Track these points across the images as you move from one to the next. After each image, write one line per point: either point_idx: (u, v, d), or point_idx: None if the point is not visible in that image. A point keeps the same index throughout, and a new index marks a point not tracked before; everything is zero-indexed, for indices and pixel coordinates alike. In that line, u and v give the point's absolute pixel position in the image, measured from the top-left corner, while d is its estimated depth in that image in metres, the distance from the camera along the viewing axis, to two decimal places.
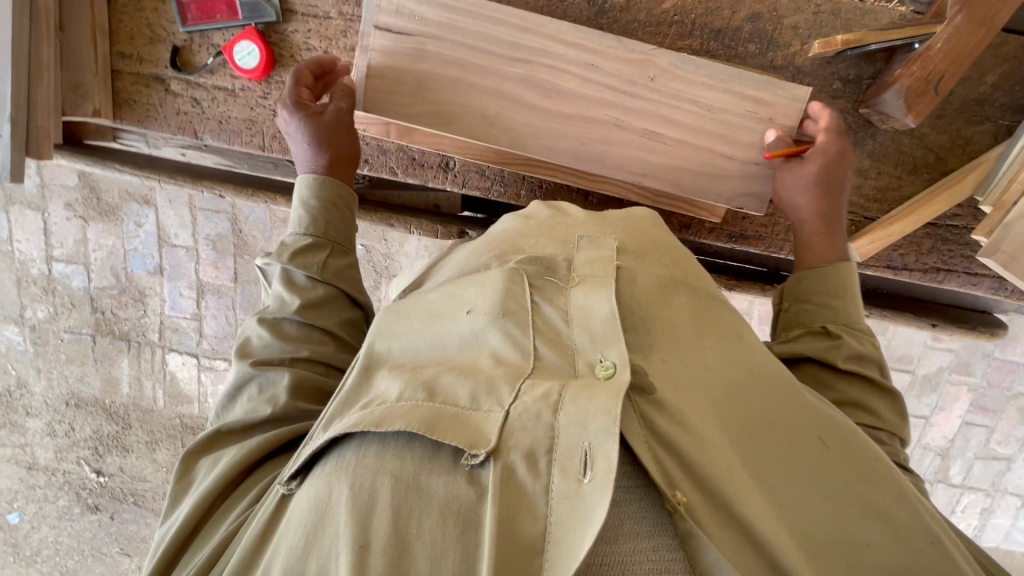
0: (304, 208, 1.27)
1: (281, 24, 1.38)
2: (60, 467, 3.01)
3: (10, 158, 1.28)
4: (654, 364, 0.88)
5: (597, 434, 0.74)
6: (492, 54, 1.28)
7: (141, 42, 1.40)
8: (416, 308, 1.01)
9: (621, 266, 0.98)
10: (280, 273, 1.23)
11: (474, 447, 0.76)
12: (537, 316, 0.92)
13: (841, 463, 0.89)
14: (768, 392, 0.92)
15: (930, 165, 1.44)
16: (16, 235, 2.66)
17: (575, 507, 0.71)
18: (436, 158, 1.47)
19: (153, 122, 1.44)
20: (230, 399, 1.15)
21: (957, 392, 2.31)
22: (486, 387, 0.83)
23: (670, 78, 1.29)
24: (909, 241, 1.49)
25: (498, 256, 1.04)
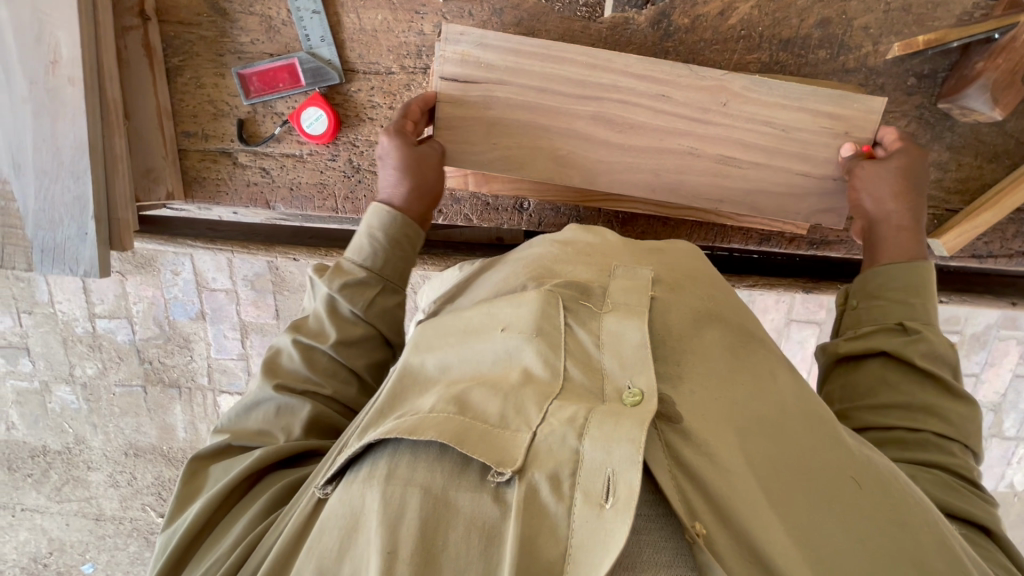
0: (369, 237, 1.20)
1: (344, 84, 1.36)
2: (127, 515, 3.14)
3: (95, 254, 1.28)
4: (686, 399, 0.89)
5: (621, 460, 0.71)
6: (561, 95, 1.26)
7: (205, 119, 1.38)
8: (454, 326, 1.01)
9: (655, 295, 1.01)
10: (325, 297, 1.18)
11: (501, 466, 0.72)
12: (569, 337, 0.91)
13: (877, 503, 0.86)
14: (798, 429, 0.91)
15: (1011, 149, 1.42)
16: (56, 297, 2.66)
17: (592, 532, 0.67)
18: (510, 201, 1.49)
19: (224, 198, 1.43)
20: (245, 411, 1.13)
21: (1007, 347, 2.32)
22: (515, 406, 0.80)
23: (743, 102, 1.26)
24: (993, 228, 1.47)
25: (533, 275, 1.07)
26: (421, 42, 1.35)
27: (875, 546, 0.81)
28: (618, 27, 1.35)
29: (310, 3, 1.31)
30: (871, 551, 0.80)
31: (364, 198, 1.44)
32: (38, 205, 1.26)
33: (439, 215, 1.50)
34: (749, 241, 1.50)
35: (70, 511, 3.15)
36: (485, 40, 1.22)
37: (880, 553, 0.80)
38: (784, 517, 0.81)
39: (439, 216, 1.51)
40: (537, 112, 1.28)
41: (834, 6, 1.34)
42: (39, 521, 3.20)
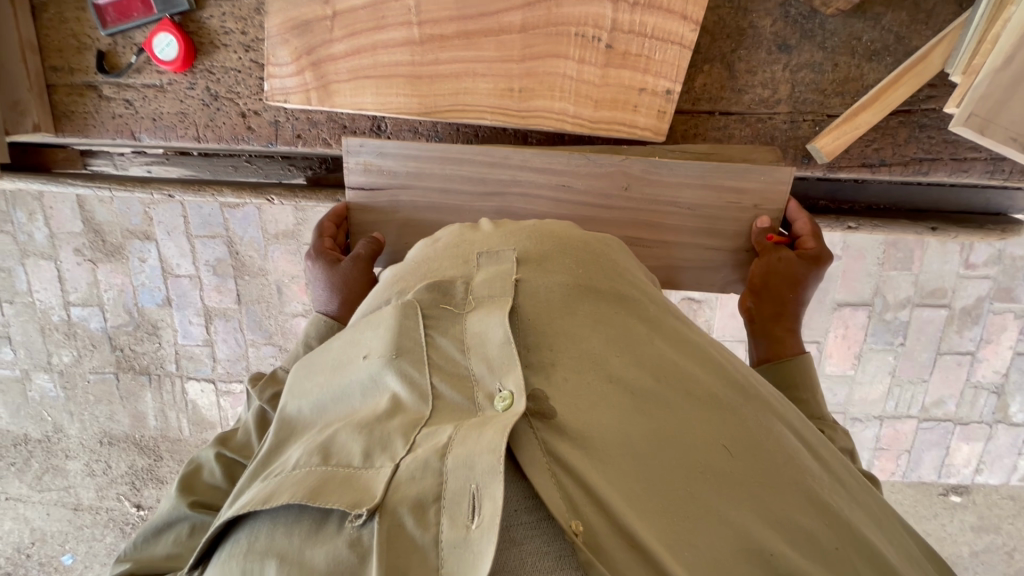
0: (304, 347, 1.20)
1: (196, 12, 1.38)
2: (103, 505, 3.09)
3: None
4: (557, 388, 0.78)
5: (483, 473, 0.64)
6: (464, 193, 1.36)
7: (69, 53, 1.43)
8: (319, 357, 0.90)
9: (520, 277, 0.91)
10: (257, 412, 1.17)
11: (356, 507, 0.65)
12: (431, 350, 0.82)
13: (751, 468, 0.79)
14: (673, 401, 0.82)
15: (891, 46, 1.32)
16: (34, 286, 2.71)
17: (460, 560, 0.60)
18: (367, 121, 1.43)
19: (92, 130, 1.47)
20: (154, 535, 1.00)
21: (1004, 322, 2.17)
22: (380, 440, 0.72)
23: (645, 184, 1.32)
24: (883, 133, 1.36)
25: (396, 286, 0.96)
26: None
27: (770, 524, 0.75)
28: None
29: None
30: (765, 529, 0.75)
31: (224, 125, 1.44)
32: None
33: (297, 139, 1.45)
34: None
35: (50, 499, 3.12)
36: (383, 149, 1.35)
37: (775, 532, 0.75)
38: (675, 508, 0.73)
39: (297, 141, 1.45)
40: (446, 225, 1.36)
41: None
42: (23, 510, 3.18)
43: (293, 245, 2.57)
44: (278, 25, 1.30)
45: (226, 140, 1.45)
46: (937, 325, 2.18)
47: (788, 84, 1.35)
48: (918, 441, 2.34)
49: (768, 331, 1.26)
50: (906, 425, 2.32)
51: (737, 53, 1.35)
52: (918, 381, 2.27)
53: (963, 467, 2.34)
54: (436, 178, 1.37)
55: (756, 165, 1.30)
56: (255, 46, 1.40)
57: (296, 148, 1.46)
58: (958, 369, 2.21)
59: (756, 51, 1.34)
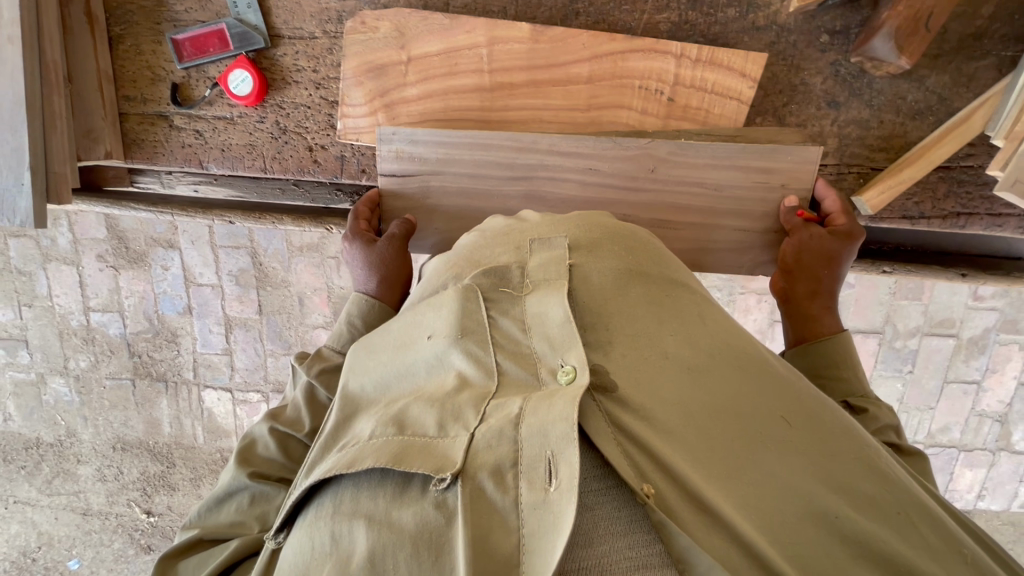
0: (348, 327, 1.20)
1: (270, 49, 1.44)
2: (113, 511, 3.05)
3: (32, 203, 1.34)
4: (617, 364, 0.82)
5: (558, 440, 0.67)
6: (492, 177, 1.32)
7: (143, 83, 1.48)
8: (382, 337, 0.96)
9: (573, 262, 0.94)
10: (305, 388, 1.13)
11: (439, 471, 0.69)
12: (494, 331, 0.87)
13: (807, 437, 0.81)
14: (727, 373, 0.85)
15: (934, 106, 1.40)
16: (55, 290, 2.73)
17: (541, 518, 0.64)
18: None
19: (162, 158, 1.51)
20: (218, 504, 1.03)
21: (1008, 352, 2.21)
22: (451, 412, 0.77)
23: (669, 167, 1.30)
24: (923, 187, 1.43)
25: (453, 272, 1.00)
26: (341, 7, 1.42)
27: (834, 491, 0.76)
28: None
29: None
30: (828, 493, 0.75)
31: (290, 159, 1.49)
32: None
33: (363, 175, 1.50)
34: None
35: (58, 504, 3.07)
36: (416, 137, 1.31)
37: (840, 498, 0.75)
38: (740, 476, 0.74)
39: (363, 176, 1.50)
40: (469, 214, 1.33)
41: None
42: (29, 514, 3.11)
43: (316, 257, 2.59)
44: (353, 68, 1.35)
45: (292, 173, 1.50)
46: (943, 354, 2.24)
47: (835, 138, 1.43)
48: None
49: (801, 313, 1.21)
50: None
51: (788, 107, 1.42)
52: (925, 408, 2.33)
53: (967, 492, 2.40)
54: (463, 165, 1.33)
55: (785, 146, 1.29)
56: (325, 84, 1.45)
57: (360, 182, 1.51)
58: (963, 398, 2.27)
59: (807, 105, 1.41)
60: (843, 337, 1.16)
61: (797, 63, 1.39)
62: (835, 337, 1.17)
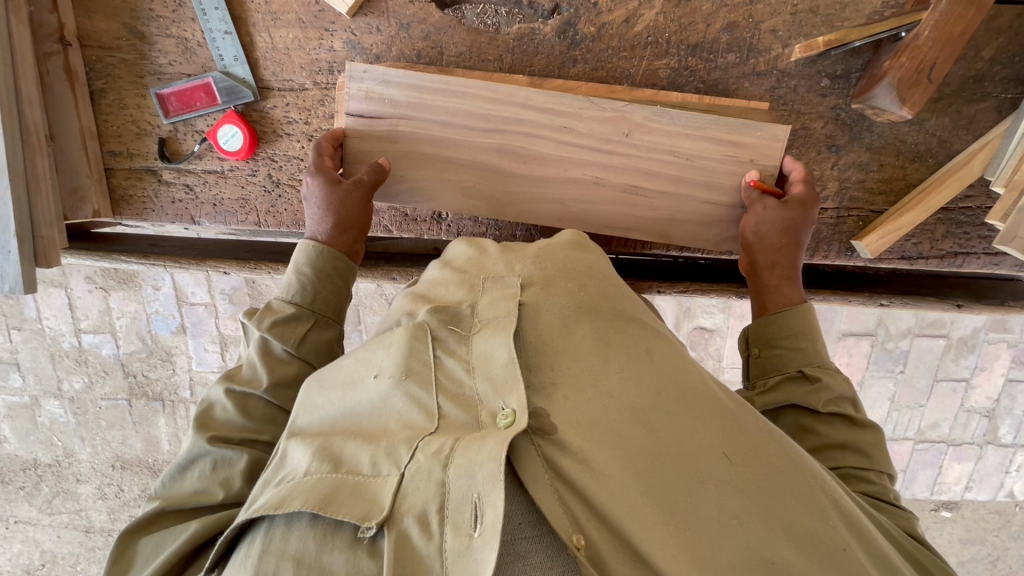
0: (297, 276, 1.20)
1: (259, 102, 1.39)
2: (116, 527, 3.02)
3: (20, 271, 1.31)
4: (561, 409, 0.76)
5: (484, 483, 0.66)
6: (462, 127, 1.26)
7: (128, 138, 1.43)
8: (332, 369, 0.89)
9: (524, 300, 0.86)
10: (257, 342, 1.15)
11: (365, 520, 0.68)
12: (439, 371, 0.81)
13: (755, 477, 0.75)
14: (676, 411, 0.78)
15: (934, 148, 1.39)
16: (44, 313, 2.64)
17: (463, 565, 0.63)
18: (428, 211, 1.46)
19: (151, 213, 1.47)
20: (180, 472, 1.04)
21: (997, 351, 2.22)
22: (386, 449, 0.74)
23: (644, 131, 1.26)
24: (922, 229, 1.44)
25: (406, 305, 0.93)
26: (332, 58, 1.37)
27: (779, 533, 0.72)
28: (525, 37, 1.35)
29: (214, 7, 1.33)
30: (770, 538, 0.71)
31: (285, 212, 1.47)
32: None
33: None
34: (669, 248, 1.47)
35: (60, 522, 3.04)
36: (388, 76, 1.24)
37: (786, 541, 0.72)
38: (683, 521, 0.71)
39: None
40: (445, 155, 1.28)
41: (740, 9, 1.33)
42: (32, 533, 3.09)
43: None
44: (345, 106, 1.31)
45: (287, 226, 1.47)
46: (933, 355, 2.24)
47: (835, 181, 1.42)
48: (912, 459, 2.40)
49: (766, 288, 1.21)
50: (903, 446, 2.38)
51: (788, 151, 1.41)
52: (915, 406, 2.32)
53: (954, 485, 2.40)
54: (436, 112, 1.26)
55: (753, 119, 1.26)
56: (318, 136, 1.41)
57: None
58: (953, 395, 2.27)
59: (807, 150, 1.40)
60: (805, 306, 1.18)
61: (798, 108, 1.38)
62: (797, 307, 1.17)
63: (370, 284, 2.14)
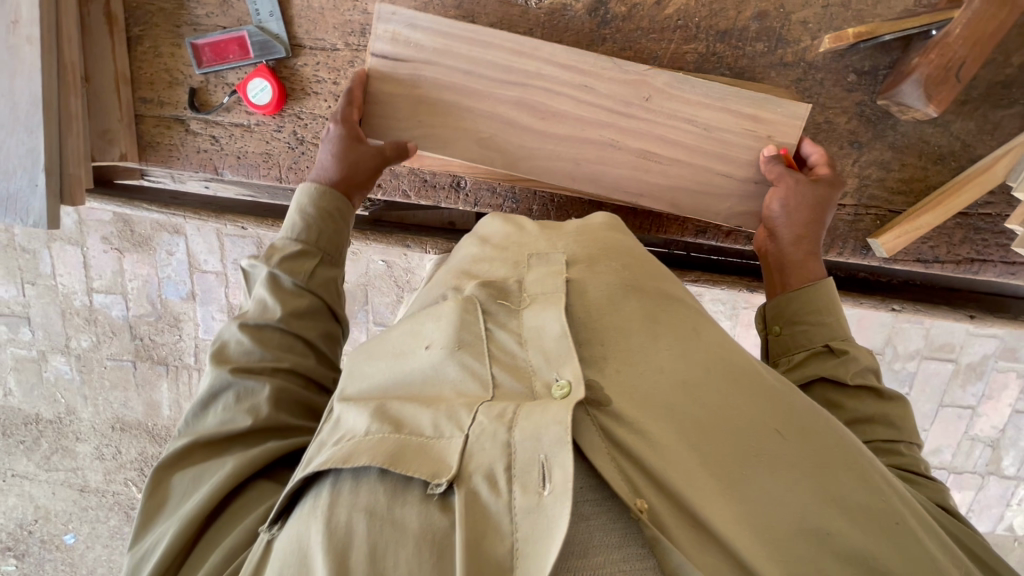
0: (300, 215, 1.22)
1: (291, 59, 1.42)
2: (110, 489, 3.04)
3: (45, 206, 1.34)
4: (610, 379, 0.77)
5: (552, 444, 0.66)
6: (489, 93, 1.27)
7: (160, 86, 1.46)
8: (380, 340, 0.89)
9: (570, 278, 0.88)
10: (264, 277, 1.16)
11: (434, 476, 0.67)
12: (491, 343, 0.81)
13: (808, 455, 0.76)
14: (728, 389, 0.79)
15: (957, 152, 1.39)
16: (58, 270, 2.68)
17: (537, 524, 0.63)
18: (447, 178, 1.47)
19: (176, 161, 1.50)
20: (202, 408, 1.04)
21: (1005, 379, 2.17)
22: (447, 412, 0.73)
23: (666, 98, 1.25)
24: (939, 233, 1.44)
25: (452, 283, 0.94)
26: (365, 20, 1.40)
27: (835, 508, 0.73)
28: (556, 12, 1.37)
29: None
30: (827, 512, 0.72)
31: (307, 169, 1.49)
32: None
33: (378, 190, 1.49)
34: (686, 232, 1.46)
35: (56, 479, 3.06)
36: (416, 20, 1.23)
37: (840, 514, 0.73)
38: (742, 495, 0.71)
39: (377, 190, 1.49)
40: (465, 111, 1.27)
41: None
42: (28, 488, 3.11)
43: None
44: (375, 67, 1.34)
45: None
46: (940, 379, 2.21)
47: (855, 178, 1.42)
48: None
49: (790, 269, 1.23)
50: None
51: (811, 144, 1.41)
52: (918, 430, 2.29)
53: None
54: (460, 61, 1.25)
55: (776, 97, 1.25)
56: (346, 97, 1.43)
57: (376, 196, 1.50)
58: (958, 422, 2.24)
59: (829, 144, 1.40)
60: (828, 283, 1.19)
61: (823, 102, 1.38)
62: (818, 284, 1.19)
63: (379, 263, 2.16)
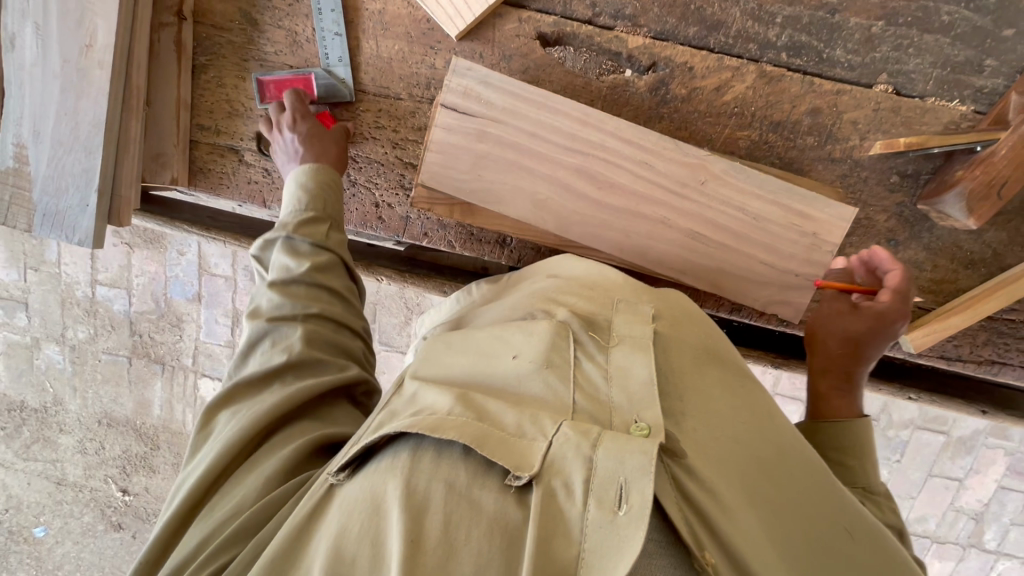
0: (302, 187, 1.26)
1: (354, 104, 1.44)
2: (87, 484, 2.94)
3: (92, 226, 1.34)
4: (687, 434, 0.82)
5: (634, 470, 0.68)
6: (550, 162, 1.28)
7: (220, 115, 1.47)
8: (467, 339, 0.95)
9: (659, 329, 0.95)
10: (282, 244, 1.19)
11: (518, 469, 0.70)
12: (577, 371, 0.85)
13: (851, 547, 0.84)
14: (789, 465, 0.86)
15: (987, 259, 1.44)
16: (65, 258, 2.62)
17: (608, 538, 0.65)
18: (494, 234, 1.48)
19: (224, 190, 1.50)
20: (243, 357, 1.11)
21: (993, 456, 2.19)
22: (531, 417, 0.76)
23: (721, 185, 1.27)
24: (964, 333, 1.48)
25: (540, 307, 1.01)
26: (431, 74, 1.42)
27: None
28: (619, 87, 1.41)
29: (331, 9, 1.39)
30: None
31: (355, 211, 1.50)
32: (47, 171, 1.35)
33: (423, 238, 1.50)
34: (722, 308, 1.48)
35: (33, 469, 2.97)
36: (489, 79, 1.25)
37: None
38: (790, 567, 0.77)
39: (423, 240, 1.51)
40: (524, 172, 1.28)
41: (827, 97, 1.39)
42: (4, 475, 3.02)
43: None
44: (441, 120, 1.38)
45: (354, 225, 1.50)
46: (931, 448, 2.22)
47: None
48: None
49: (826, 393, 1.23)
50: None
51: (850, 238, 1.45)
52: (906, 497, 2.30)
53: None
54: (526, 122, 1.26)
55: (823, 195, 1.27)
56: (402, 145, 1.46)
57: (421, 244, 1.52)
58: (944, 493, 2.24)
59: (868, 240, 1.45)
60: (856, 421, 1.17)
61: (865, 199, 1.43)
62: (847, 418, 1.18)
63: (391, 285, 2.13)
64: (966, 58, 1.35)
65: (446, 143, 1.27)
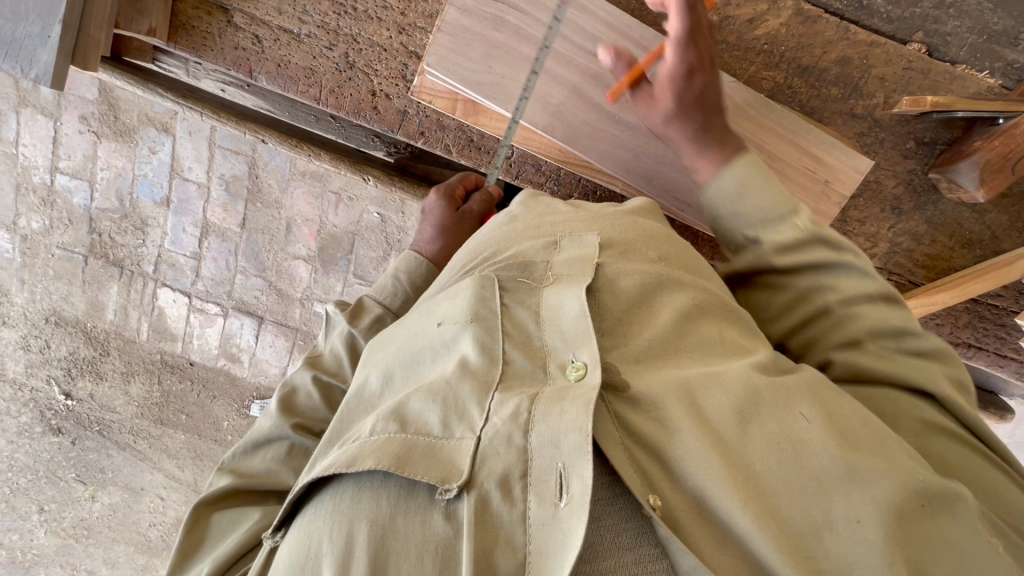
0: (394, 280, 1.20)
1: None
2: (28, 383, 2.65)
3: (55, 62, 1.19)
4: (632, 373, 0.73)
5: (571, 452, 0.60)
6: (571, 64, 1.19)
7: None
8: (395, 327, 0.86)
9: (602, 262, 0.83)
10: (343, 333, 1.11)
11: (445, 482, 0.62)
12: (507, 320, 0.77)
13: (868, 444, 0.66)
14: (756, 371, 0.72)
15: (984, 241, 1.43)
16: (23, 138, 2.18)
17: (550, 539, 0.57)
18: (495, 143, 1.41)
19: (208, 52, 1.37)
20: (254, 449, 0.99)
21: None
22: (456, 408, 0.69)
23: (740, 116, 1.21)
24: (948, 313, 1.49)
25: (471, 264, 0.89)
26: None
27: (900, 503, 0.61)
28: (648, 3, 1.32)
29: None
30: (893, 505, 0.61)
31: (348, 97, 1.39)
32: None
33: (419, 136, 1.41)
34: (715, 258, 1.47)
35: None
36: None
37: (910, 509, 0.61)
38: (783, 505, 0.62)
39: (418, 138, 1.41)
40: (537, 72, 1.19)
41: (859, 47, 1.33)
42: None
43: (318, 187, 2.05)
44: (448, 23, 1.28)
45: (346, 112, 1.40)
46: None
47: (886, 242, 1.45)
48: None
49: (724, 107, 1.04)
50: None
51: (855, 200, 1.42)
52: None
53: None
54: (548, 18, 1.18)
55: (841, 145, 1.23)
56: (409, 31, 1.34)
57: (415, 143, 1.42)
58: None
59: (872, 204, 1.42)
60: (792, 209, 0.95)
61: (879, 161, 1.39)
62: (809, 236, 0.91)
63: (374, 216, 2.05)
64: (1004, 28, 1.31)
65: (459, 26, 1.17)
